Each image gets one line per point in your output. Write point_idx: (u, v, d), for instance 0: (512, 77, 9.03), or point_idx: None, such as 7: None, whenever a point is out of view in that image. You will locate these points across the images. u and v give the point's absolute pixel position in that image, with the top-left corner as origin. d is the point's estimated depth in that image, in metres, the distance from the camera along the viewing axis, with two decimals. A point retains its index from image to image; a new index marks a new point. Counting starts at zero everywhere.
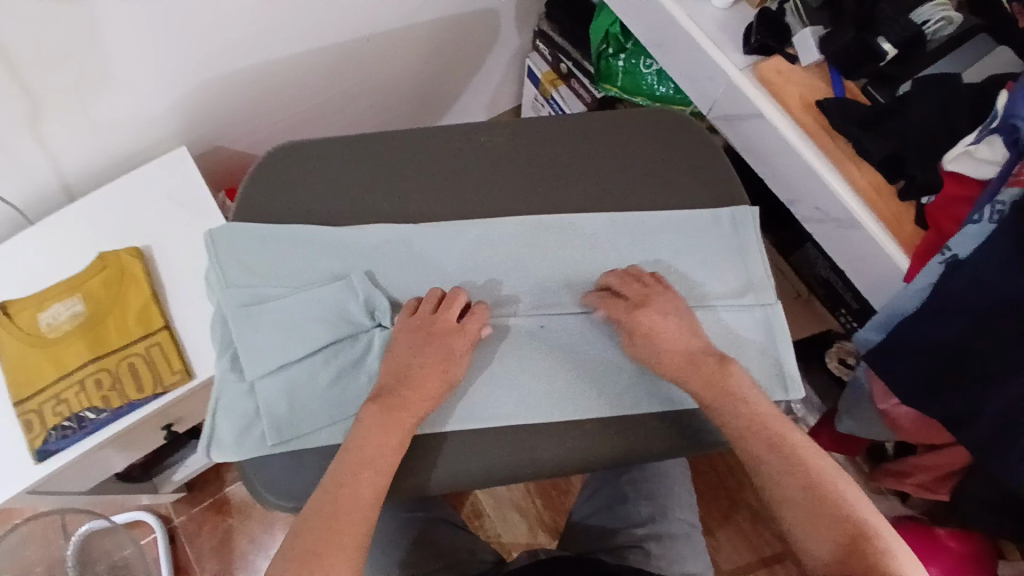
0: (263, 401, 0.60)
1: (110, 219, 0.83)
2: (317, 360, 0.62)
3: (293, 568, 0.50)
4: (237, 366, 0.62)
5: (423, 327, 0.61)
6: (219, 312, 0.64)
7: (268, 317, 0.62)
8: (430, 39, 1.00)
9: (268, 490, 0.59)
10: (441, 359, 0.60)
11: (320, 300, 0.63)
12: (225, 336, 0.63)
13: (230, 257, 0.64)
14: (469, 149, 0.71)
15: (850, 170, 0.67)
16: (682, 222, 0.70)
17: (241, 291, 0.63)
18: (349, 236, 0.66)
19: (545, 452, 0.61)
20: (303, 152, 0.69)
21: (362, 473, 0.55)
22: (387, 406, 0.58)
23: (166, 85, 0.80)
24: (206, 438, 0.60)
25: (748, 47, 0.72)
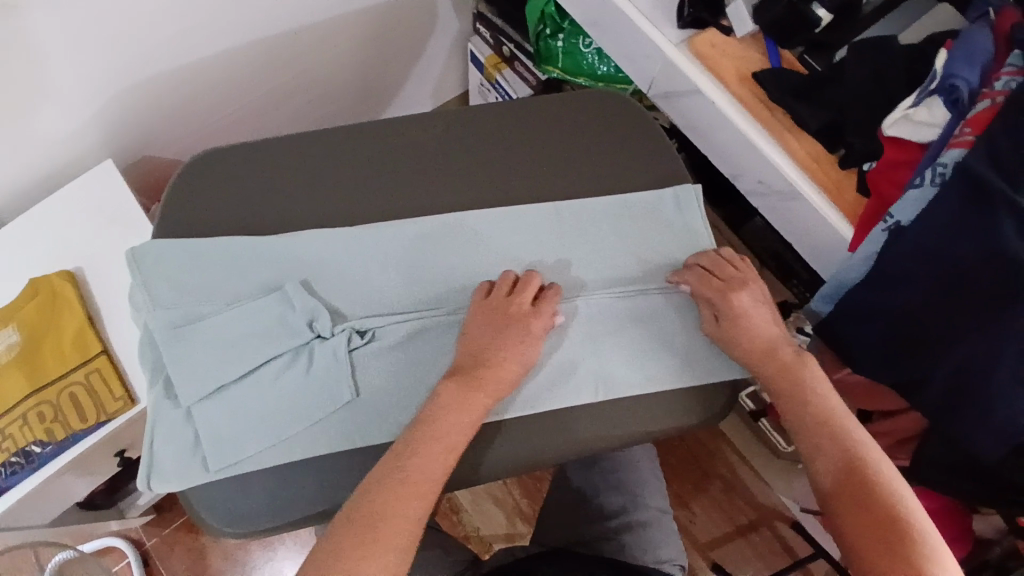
0: (202, 425, 0.58)
1: (39, 243, 0.79)
2: (257, 378, 0.60)
3: (344, 558, 0.50)
4: (172, 391, 0.60)
5: (500, 308, 0.61)
6: (149, 334, 0.61)
7: (200, 338, 0.60)
8: (365, 28, 0.96)
9: (214, 518, 0.57)
10: (521, 340, 0.60)
11: (254, 314, 0.61)
12: (157, 361, 0.61)
13: (157, 277, 0.62)
14: (403, 147, 0.69)
15: (789, 141, 0.66)
16: (620, 207, 0.69)
17: (169, 314, 0.61)
18: (284, 246, 0.63)
19: (495, 457, 0.60)
20: (231, 161, 0.66)
21: (434, 447, 0.55)
22: (467, 387, 0.57)
23: (83, 96, 0.76)
24: (146, 467, 0.58)
25: (682, 21, 0.70)
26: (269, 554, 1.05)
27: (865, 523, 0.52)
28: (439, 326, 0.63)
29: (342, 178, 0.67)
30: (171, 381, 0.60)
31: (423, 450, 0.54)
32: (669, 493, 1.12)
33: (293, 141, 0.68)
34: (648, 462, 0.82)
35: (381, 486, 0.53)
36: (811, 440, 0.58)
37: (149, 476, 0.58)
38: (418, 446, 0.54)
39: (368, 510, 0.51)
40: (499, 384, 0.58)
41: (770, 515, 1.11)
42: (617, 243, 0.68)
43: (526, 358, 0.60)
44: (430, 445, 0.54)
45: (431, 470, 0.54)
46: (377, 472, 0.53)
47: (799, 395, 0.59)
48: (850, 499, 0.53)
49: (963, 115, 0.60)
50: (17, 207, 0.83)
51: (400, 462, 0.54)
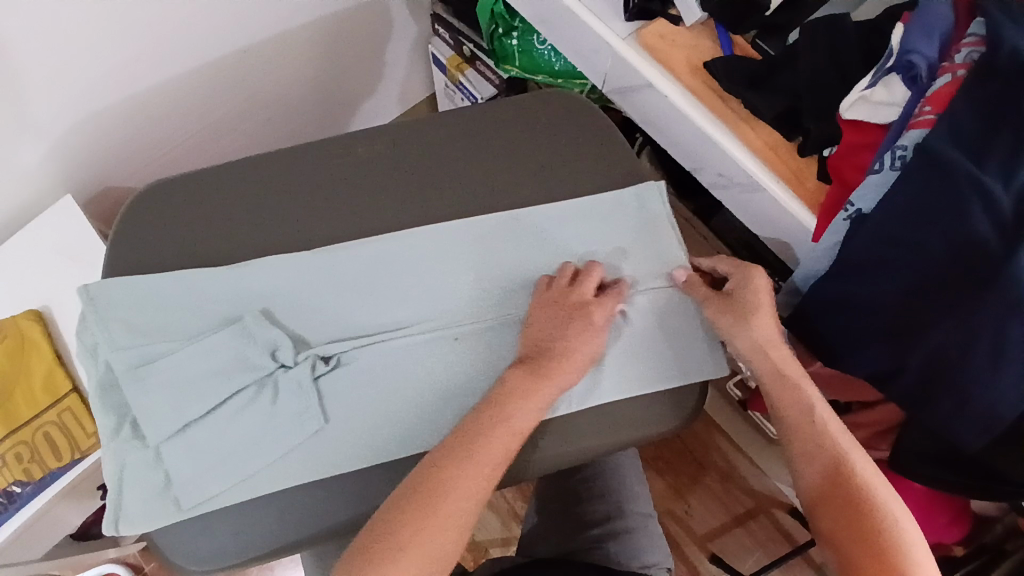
0: (168, 466, 0.57)
1: (1, 284, 0.79)
2: (221, 414, 0.59)
3: (406, 536, 0.49)
4: (138, 432, 0.59)
5: (562, 301, 0.61)
6: (111, 375, 0.60)
7: (156, 377, 0.59)
8: (318, 40, 0.95)
9: (188, 559, 0.57)
10: (586, 332, 0.59)
11: (214, 349, 0.59)
12: (119, 401, 0.60)
13: (116, 318, 0.61)
14: (351, 166, 0.67)
15: (745, 132, 0.64)
16: (585, 209, 0.67)
17: (128, 354, 0.60)
18: (239, 276, 0.62)
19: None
20: (176, 192, 0.66)
21: (498, 431, 0.54)
22: (534, 375, 0.56)
23: (30, 134, 0.75)
24: (113, 512, 0.57)
25: (628, 12, 0.67)
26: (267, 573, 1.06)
27: (857, 528, 0.51)
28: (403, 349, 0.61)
29: (291, 203, 0.66)
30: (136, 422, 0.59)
31: (487, 430, 0.54)
32: (665, 486, 1.11)
33: (240, 168, 0.67)
34: (632, 465, 0.81)
35: (433, 475, 0.52)
36: (794, 427, 0.56)
37: (114, 522, 0.57)
38: (482, 426, 0.54)
39: (420, 500, 0.51)
40: (564, 376, 0.57)
41: (768, 504, 1.10)
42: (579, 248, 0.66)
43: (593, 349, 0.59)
44: (495, 428, 0.54)
45: (495, 454, 0.53)
46: (436, 458, 0.53)
47: (788, 382, 0.57)
48: (838, 508, 0.52)
49: (924, 93, 0.57)
50: None
51: (463, 447, 0.53)
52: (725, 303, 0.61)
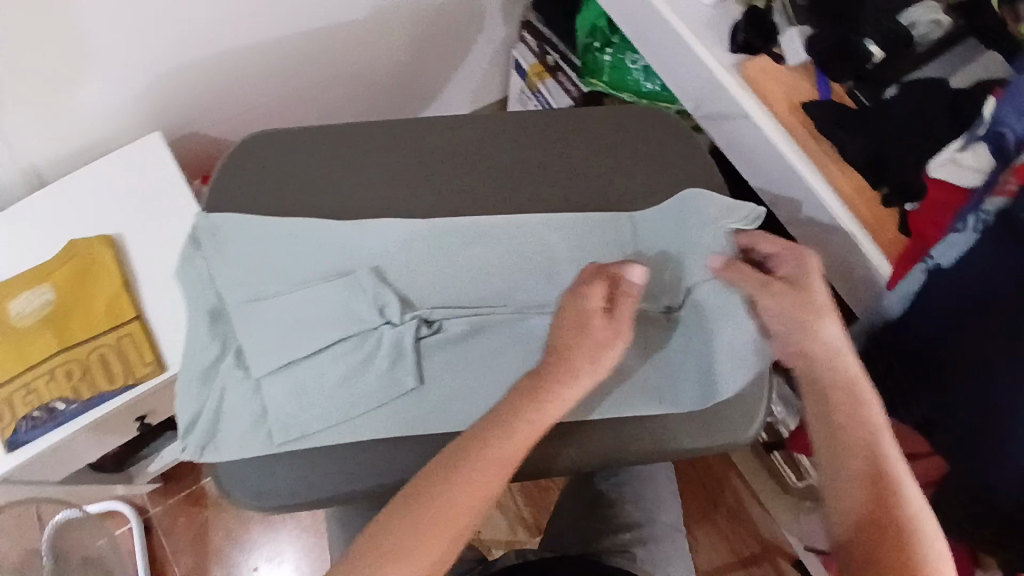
0: (271, 399, 0.60)
1: (79, 205, 0.81)
2: (327, 358, 0.61)
3: (416, 515, 0.50)
4: (243, 362, 0.61)
5: (588, 312, 0.56)
6: (219, 307, 0.62)
7: (257, 313, 0.61)
8: (411, 26, 0.98)
9: (260, 497, 0.59)
10: (596, 348, 0.56)
11: (327, 297, 0.62)
12: (227, 330, 0.62)
13: (233, 252, 0.63)
14: (447, 145, 0.70)
15: (834, 174, 0.67)
16: (681, 223, 0.69)
17: (245, 287, 0.62)
18: (353, 230, 0.65)
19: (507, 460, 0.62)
20: (286, 142, 0.69)
21: (515, 435, 0.53)
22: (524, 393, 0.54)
23: (133, 66, 0.78)
24: (205, 439, 0.59)
25: (733, 45, 0.71)
26: (273, 536, 1.06)
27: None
28: (481, 325, 0.63)
29: (387, 170, 0.69)
30: (242, 352, 0.61)
31: (501, 424, 0.53)
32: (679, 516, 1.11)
33: (349, 133, 0.71)
34: (664, 479, 0.82)
35: (441, 479, 0.51)
36: (829, 459, 0.55)
37: (195, 446, 0.59)
38: (497, 419, 0.53)
39: (428, 502, 0.50)
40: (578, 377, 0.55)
41: (775, 550, 1.10)
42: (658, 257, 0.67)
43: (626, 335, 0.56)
44: (517, 421, 0.53)
45: (511, 459, 0.52)
46: (446, 460, 0.52)
47: (838, 406, 0.55)
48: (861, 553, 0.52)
49: (1011, 164, 0.57)
50: (60, 168, 0.85)
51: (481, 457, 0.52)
52: (787, 317, 0.57)
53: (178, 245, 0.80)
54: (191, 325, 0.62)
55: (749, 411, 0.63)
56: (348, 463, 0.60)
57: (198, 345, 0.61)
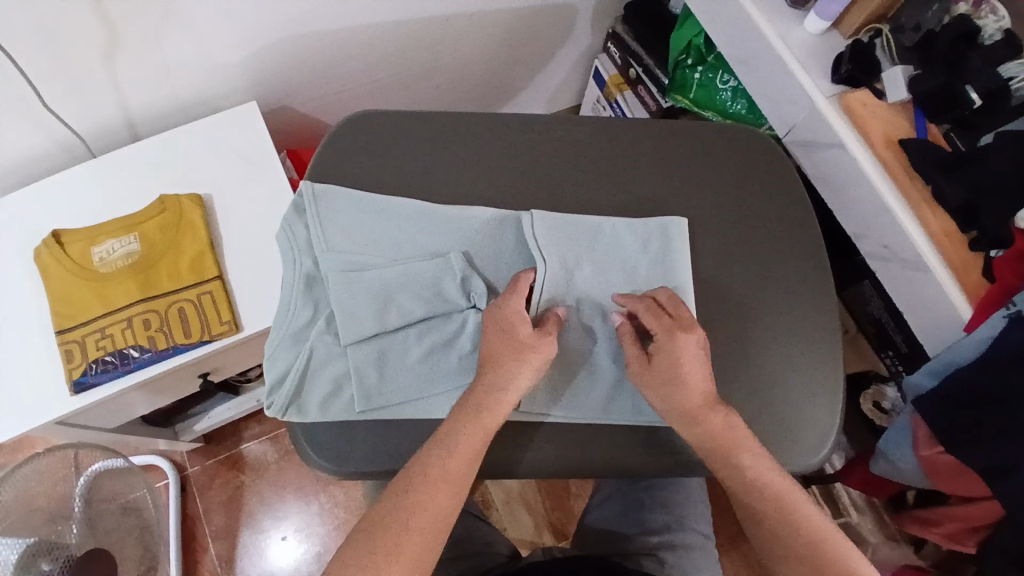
0: (355, 368, 0.62)
1: (174, 161, 0.84)
2: (411, 334, 0.64)
3: (380, 527, 0.52)
4: (332, 328, 0.63)
5: (508, 323, 0.60)
6: (315, 271, 0.65)
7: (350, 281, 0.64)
8: (504, 27, 1.00)
9: (330, 460, 0.61)
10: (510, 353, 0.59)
11: (417, 276, 0.64)
12: (320, 296, 0.64)
13: (333, 221, 0.66)
14: (544, 142, 0.71)
15: (925, 213, 0.67)
16: (766, 244, 0.70)
17: (339, 256, 0.65)
18: (450, 213, 0.66)
19: (568, 457, 0.63)
20: (390, 120, 0.71)
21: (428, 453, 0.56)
22: (467, 413, 0.57)
23: (243, 37, 0.80)
24: (288, 397, 0.61)
25: (836, 77, 0.72)
26: (303, 507, 1.09)
27: None
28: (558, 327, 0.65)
29: (486, 162, 0.70)
30: (332, 318, 0.63)
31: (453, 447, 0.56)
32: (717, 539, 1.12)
33: (450, 117, 0.72)
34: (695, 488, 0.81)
35: (401, 495, 0.54)
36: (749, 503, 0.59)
37: (280, 405, 0.61)
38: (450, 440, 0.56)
39: (389, 516, 0.53)
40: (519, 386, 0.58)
41: None
42: (739, 275, 0.68)
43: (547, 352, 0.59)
44: (451, 443, 0.56)
45: (449, 474, 0.55)
46: (400, 479, 0.55)
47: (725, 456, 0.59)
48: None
49: None
50: (157, 122, 0.88)
51: (416, 471, 0.55)
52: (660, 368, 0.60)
53: (264, 210, 0.83)
54: (286, 287, 0.65)
55: (823, 432, 0.64)
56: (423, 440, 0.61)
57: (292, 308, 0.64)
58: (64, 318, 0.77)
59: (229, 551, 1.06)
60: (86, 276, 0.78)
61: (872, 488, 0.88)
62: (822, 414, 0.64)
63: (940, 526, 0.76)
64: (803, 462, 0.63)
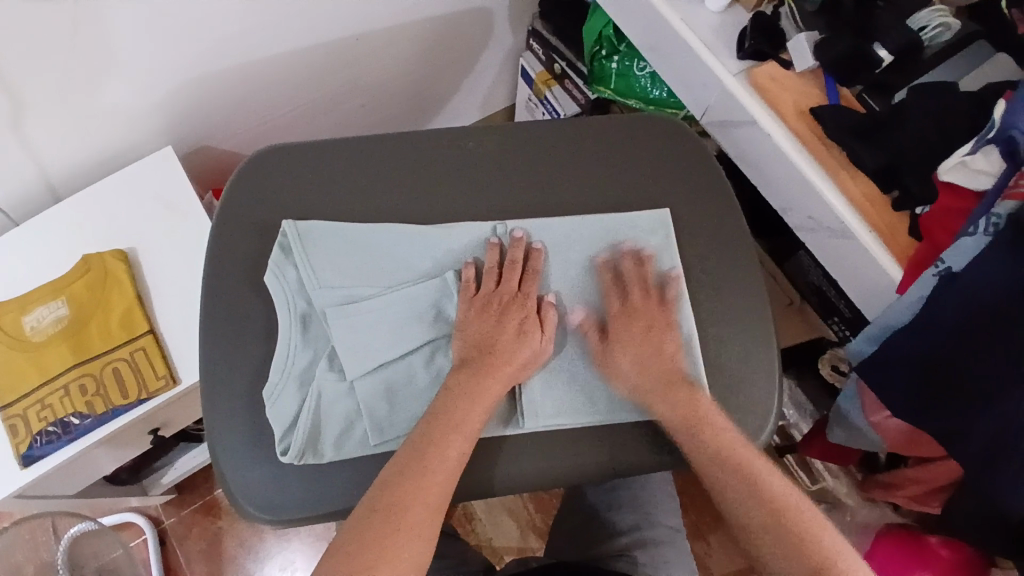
0: (365, 401, 0.59)
1: (97, 221, 0.83)
2: (418, 358, 0.61)
3: (380, 509, 0.51)
4: (336, 365, 0.61)
5: (489, 305, 0.61)
6: (305, 311, 0.62)
7: (273, 318, 0.63)
8: (420, 38, 0.98)
9: (263, 509, 0.58)
10: (514, 336, 0.60)
11: (413, 298, 0.62)
12: (318, 337, 0.62)
13: (317, 255, 0.63)
14: (453, 152, 0.68)
15: (845, 181, 0.65)
16: (696, 224, 0.68)
17: (335, 291, 0.62)
18: (418, 233, 0.64)
19: (513, 478, 0.60)
20: (287, 154, 0.68)
21: (450, 435, 0.55)
22: (477, 375, 0.58)
23: (152, 86, 0.79)
24: (298, 445, 0.58)
25: (742, 53, 0.70)
26: (285, 545, 1.08)
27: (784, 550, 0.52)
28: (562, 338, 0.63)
29: (393, 180, 0.67)
30: (335, 356, 0.61)
31: (455, 422, 0.56)
32: (687, 523, 1.11)
33: (345, 144, 0.68)
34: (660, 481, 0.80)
35: (402, 478, 0.53)
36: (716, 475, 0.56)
37: (296, 451, 0.57)
38: (452, 407, 0.56)
39: (383, 504, 0.51)
40: (508, 370, 0.59)
41: None
42: (672, 258, 0.65)
43: (535, 347, 0.60)
44: (462, 403, 0.57)
45: (449, 458, 0.54)
46: (395, 465, 0.53)
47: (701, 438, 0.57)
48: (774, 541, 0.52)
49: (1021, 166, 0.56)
50: (74, 183, 0.86)
51: (413, 458, 0.54)
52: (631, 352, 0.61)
53: (189, 259, 0.81)
54: (203, 338, 0.63)
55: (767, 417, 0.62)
56: (355, 478, 0.59)
57: (213, 361, 0.62)
58: (2, 394, 0.76)
59: None
60: (17, 349, 0.76)
61: (831, 455, 0.88)
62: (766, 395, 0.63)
63: (904, 488, 0.78)
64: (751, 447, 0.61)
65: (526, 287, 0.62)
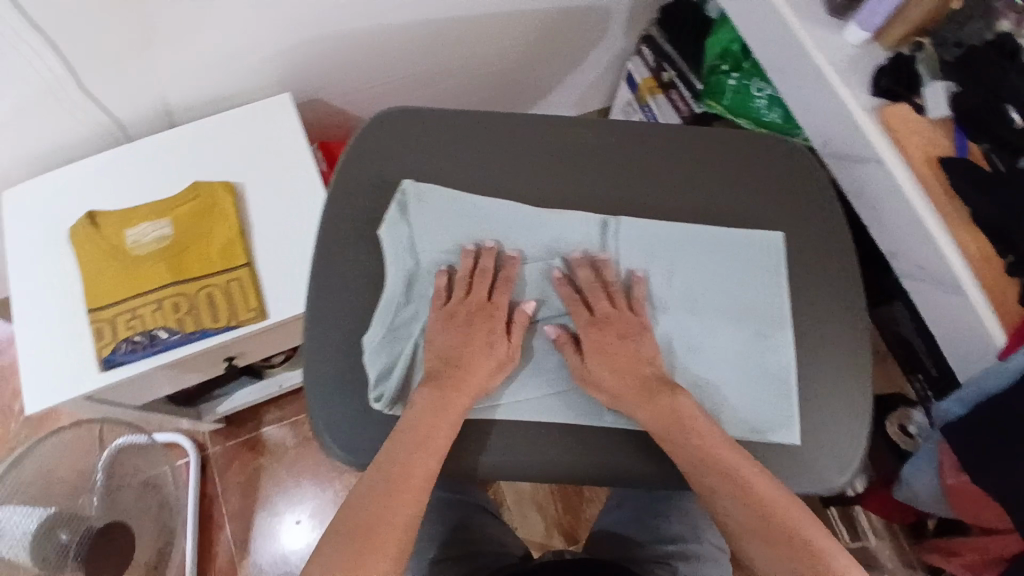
0: None
1: (208, 151, 0.86)
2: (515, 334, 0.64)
3: (353, 530, 0.53)
4: None
5: (456, 316, 0.62)
6: (412, 270, 0.64)
7: (378, 270, 0.65)
8: (535, 27, 0.99)
9: (344, 449, 0.60)
10: (484, 348, 0.61)
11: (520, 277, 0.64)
12: (421, 296, 0.64)
13: (433, 218, 0.65)
14: (574, 140, 0.69)
15: (963, 236, 0.65)
16: (808, 248, 0.67)
17: (445, 255, 0.65)
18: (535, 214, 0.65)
19: (590, 467, 0.61)
20: (415, 116, 0.69)
21: (416, 454, 0.56)
22: (442, 390, 0.59)
23: (280, 30, 0.81)
24: (392, 395, 0.60)
25: (876, 89, 0.69)
26: (318, 494, 1.11)
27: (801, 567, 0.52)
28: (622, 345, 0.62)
29: (513, 157, 0.68)
30: None
31: (421, 437, 0.57)
32: None
33: (471, 116, 0.69)
34: None
35: (372, 497, 0.55)
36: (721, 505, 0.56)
37: (390, 399, 0.60)
38: (419, 420, 0.58)
39: (355, 525, 0.54)
40: (474, 385, 0.60)
41: None
42: (780, 279, 0.64)
43: (583, 347, 0.61)
44: (433, 416, 0.58)
45: (414, 476, 0.56)
46: (366, 483, 0.56)
47: (693, 472, 0.57)
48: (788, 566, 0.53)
49: None
50: (189, 111, 0.90)
51: (378, 475, 0.56)
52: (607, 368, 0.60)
53: (291, 202, 0.84)
54: (310, 277, 0.65)
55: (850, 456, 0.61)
56: None
57: (317, 301, 0.63)
58: (94, 298, 0.79)
59: (243, 533, 1.09)
60: (117, 257, 0.79)
61: (891, 510, 0.90)
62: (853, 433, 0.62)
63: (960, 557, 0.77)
64: (832, 484, 0.61)
65: (498, 296, 0.63)
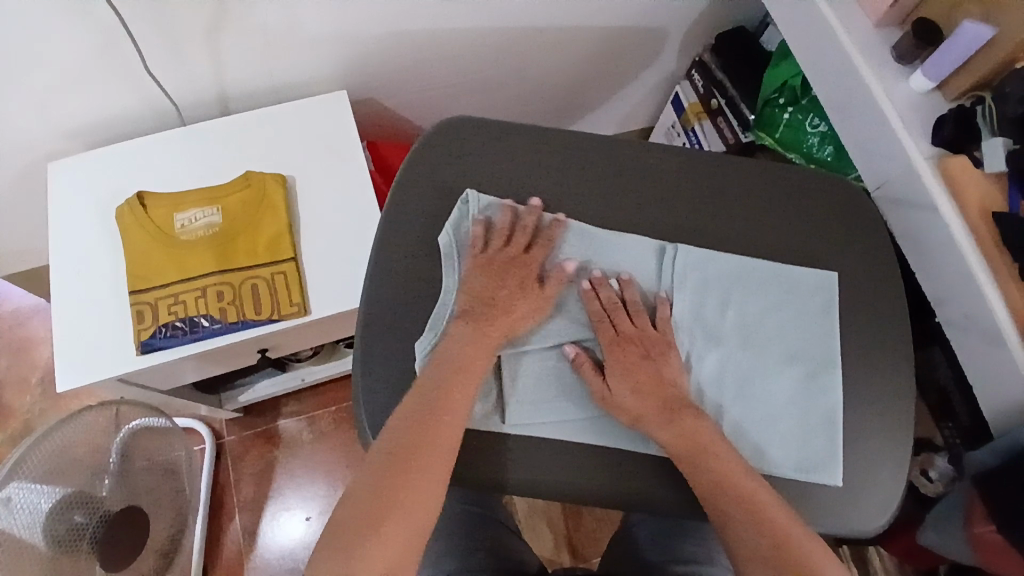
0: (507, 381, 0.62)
1: (262, 142, 0.86)
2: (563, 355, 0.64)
3: (374, 497, 0.54)
4: None
5: (493, 263, 0.64)
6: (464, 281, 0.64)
7: (436, 277, 0.65)
8: (589, 45, 1.00)
9: None
10: (523, 292, 0.63)
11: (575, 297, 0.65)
12: None
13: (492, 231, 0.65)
14: (636, 163, 0.70)
15: (1011, 290, 0.65)
16: (858, 291, 0.67)
17: None
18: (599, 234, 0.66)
19: (630, 492, 0.61)
20: (483, 125, 0.70)
21: (443, 417, 0.57)
22: (477, 330, 0.62)
23: (345, 27, 0.82)
24: None
25: (937, 138, 0.70)
26: (331, 492, 1.11)
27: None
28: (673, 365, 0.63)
29: (576, 175, 0.69)
30: None
31: (446, 398, 0.58)
32: None
33: (539, 130, 0.70)
34: None
35: (393, 463, 0.55)
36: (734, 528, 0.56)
37: None
38: (449, 374, 0.59)
39: (377, 490, 0.54)
40: (509, 327, 0.62)
41: None
42: (831, 320, 0.66)
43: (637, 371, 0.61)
44: (461, 374, 0.60)
45: (438, 439, 0.57)
46: (387, 447, 0.56)
47: (713, 494, 0.57)
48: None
49: None
50: (244, 99, 0.90)
51: (399, 438, 0.57)
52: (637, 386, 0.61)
53: (340, 200, 0.84)
54: (370, 276, 0.66)
55: (886, 501, 0.62)
56: (483, 449, 0.61)
57: (375, 301, 0.65)
58: (137, 281, 0.79)
59: (252, 523, 1.09)
60: (164, 241, 0.80)
61: (913, 558, 0.92)
62: (890, 477, 0.63)
63: None
64: (865, 529, 0.62)
65: (535, 249, 0.65)
